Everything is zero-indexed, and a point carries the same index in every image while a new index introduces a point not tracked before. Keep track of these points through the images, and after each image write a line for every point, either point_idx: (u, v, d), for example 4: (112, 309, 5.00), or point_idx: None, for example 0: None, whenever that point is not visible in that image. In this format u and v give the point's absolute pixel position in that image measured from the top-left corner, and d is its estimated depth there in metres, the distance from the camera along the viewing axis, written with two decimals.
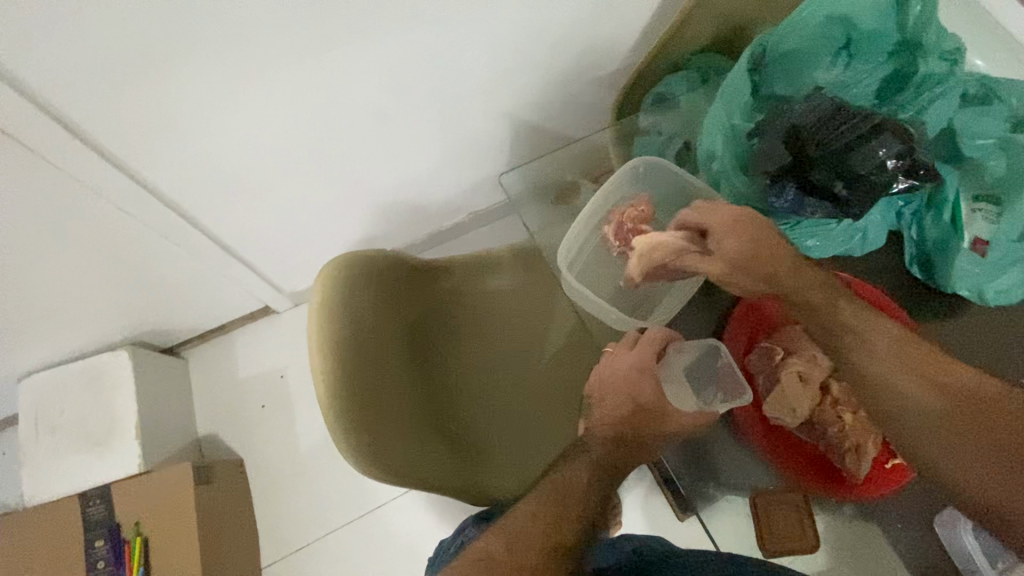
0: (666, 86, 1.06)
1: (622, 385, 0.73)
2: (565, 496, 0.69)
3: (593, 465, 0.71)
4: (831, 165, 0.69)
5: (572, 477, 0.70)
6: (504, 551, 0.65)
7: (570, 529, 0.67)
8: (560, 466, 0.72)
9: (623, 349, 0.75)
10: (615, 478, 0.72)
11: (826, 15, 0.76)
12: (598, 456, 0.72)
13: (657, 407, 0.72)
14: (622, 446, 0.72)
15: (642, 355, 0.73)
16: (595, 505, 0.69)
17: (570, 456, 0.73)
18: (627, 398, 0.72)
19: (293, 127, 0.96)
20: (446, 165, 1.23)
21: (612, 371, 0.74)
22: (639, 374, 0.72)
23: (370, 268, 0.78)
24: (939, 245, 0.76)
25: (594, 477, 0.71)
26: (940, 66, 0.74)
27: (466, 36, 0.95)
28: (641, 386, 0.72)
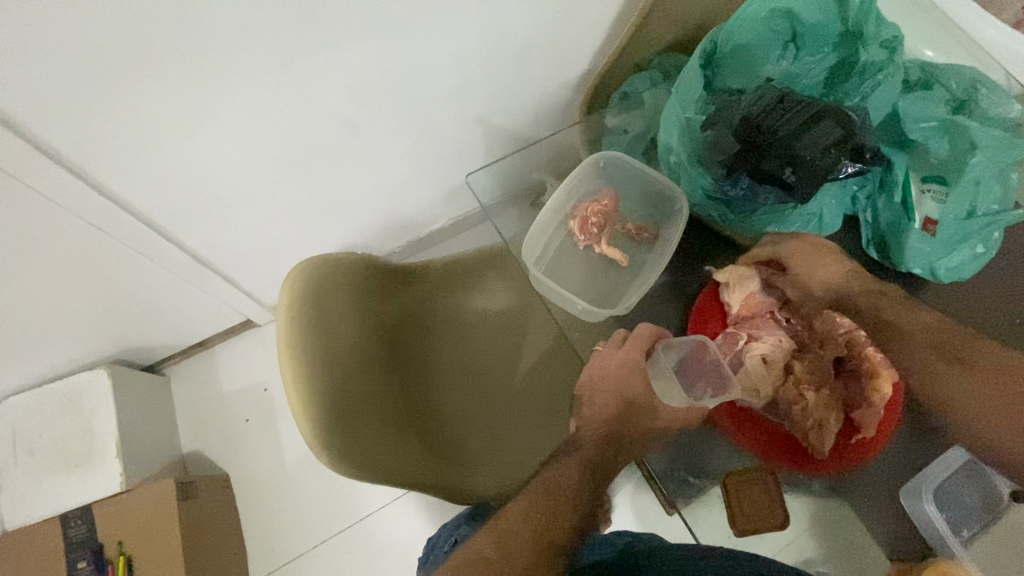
0: (630, 85, 1.10)
1: (613, 382, 0.74)
2: (558, 497, 0.70)
3: (584, 462, 0.73)
4: (778, 152, 0.71)
5: (563, 475, 0.72)
6: (497, 552, 0.66)
7: (564, 523, 0.69)
8: (554, 463, 0.74)
9: (612, 346, 0.76)
10: (604, 475, 0.73)
11: (768, 11, 0.79)
12: (590, 453, 0.73)
13: (645, 401, 0.73)
14: (613, 442, 0.73)
15: (631, 352, 0.74)
16: (587, 501, 0.71)
17: (562, 455, 0.75)
18: (618, 395, 0.74)
19: (263, 139, 0.97)
20: (421, 172, 1.24)
21: (603, 367, 0.75)
22: (628, 371, 0.74)
23: (340, 273, 0.78)
24: (892, 226, 0.80)
25: (585, 475, 0.72)
26: (882, 53, 0.76)
27: (431, 43, 0.96)
28: (630, 383, 0.73)
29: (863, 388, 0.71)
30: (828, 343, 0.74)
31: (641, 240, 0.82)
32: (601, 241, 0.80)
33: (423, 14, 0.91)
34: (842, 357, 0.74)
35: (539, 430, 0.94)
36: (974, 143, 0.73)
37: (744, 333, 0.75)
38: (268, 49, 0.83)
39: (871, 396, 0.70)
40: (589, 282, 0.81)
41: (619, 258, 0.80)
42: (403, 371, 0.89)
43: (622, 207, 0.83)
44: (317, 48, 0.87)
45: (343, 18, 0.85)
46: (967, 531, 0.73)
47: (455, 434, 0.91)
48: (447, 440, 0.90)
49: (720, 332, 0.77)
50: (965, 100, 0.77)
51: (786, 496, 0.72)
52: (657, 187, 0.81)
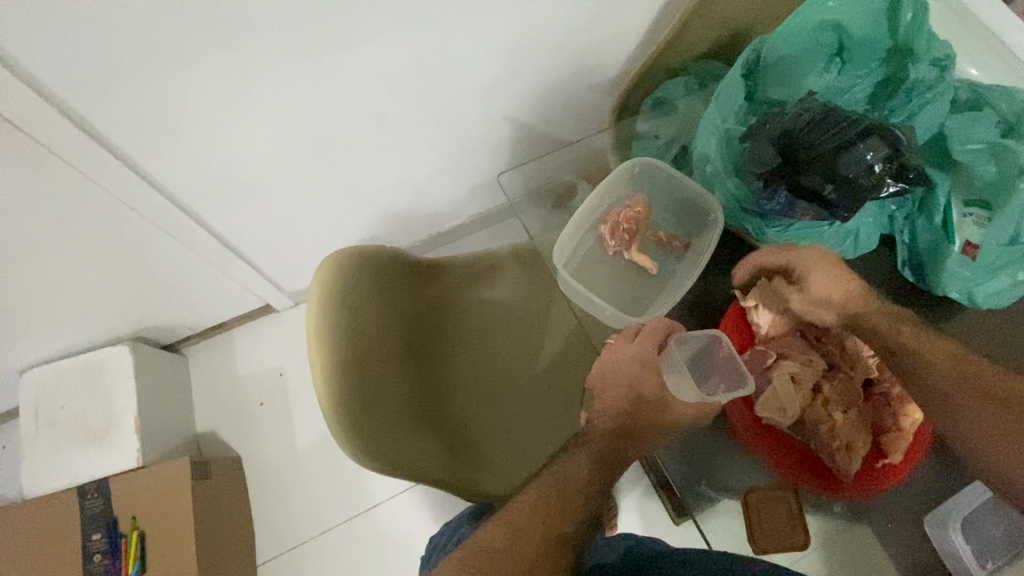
0: (665, 90, 1.08)
1: (625, 377, 0.75)
2: (566, 489, 0.71)
3: (593, 457, 0.74)
4: (819, 168, 0.71)
5: (573, 470, 0.72)
6: (504, 541, 0.66)
7: (570, 518, 0.69)
8: (563, 458, 0.74)
9: (625, 340, 0.75)
10: (614, 470, 0.74)
11: (817, 22, 0.77)
12: (598, 448, 0.74)
13: (656, 398, 0.74)
14: (623, 438, 0.75)
15: (643, 347, 0.74)
16: (595, 497, 0.72)
17: (573, 448, 0.76)
18: (629, 392, 0.75)
19: (294, 126, 0.97)
20: (446, 167, 1.25)
21: (615, 363, 0.76)
22: (640, 367, 0.74)
23: (368, 266, 0.78)
24: (931, 248, 0.77)
25: (594, 470, 0.73)
26: (932, 72, 0.75)
27: (466, 38, 0.96)
28: (642, 379, 0.74)
29: (893, 412, 0.71)
30: (857, 364, 0.75)
31: (672, 247, 0.81)
32: (631, 247, 0.79)
33: (461, 9, 0.91)
34: (868, 379, 0.75)
35: (555, 430, 0.94)
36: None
37: (773, 351, 0.75)
38: (306, 36, 0.84)
39: (898, 420, 0.71)
40: (618, 287, 0.80)
41: (648, 264, 0.79)
42: (424, 366, 0.89)
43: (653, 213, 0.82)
44: (355, 38, 0.87)
45: (383, 9, 0.85)
46: (993, 562, 0.72)
47: (472, 431, 0.91)
48: (465, 436, 0.90)
49: (748, 347, 0.77)
50: (1015, 122, 0.75)
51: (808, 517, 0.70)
52: (689, 194, 0.81)
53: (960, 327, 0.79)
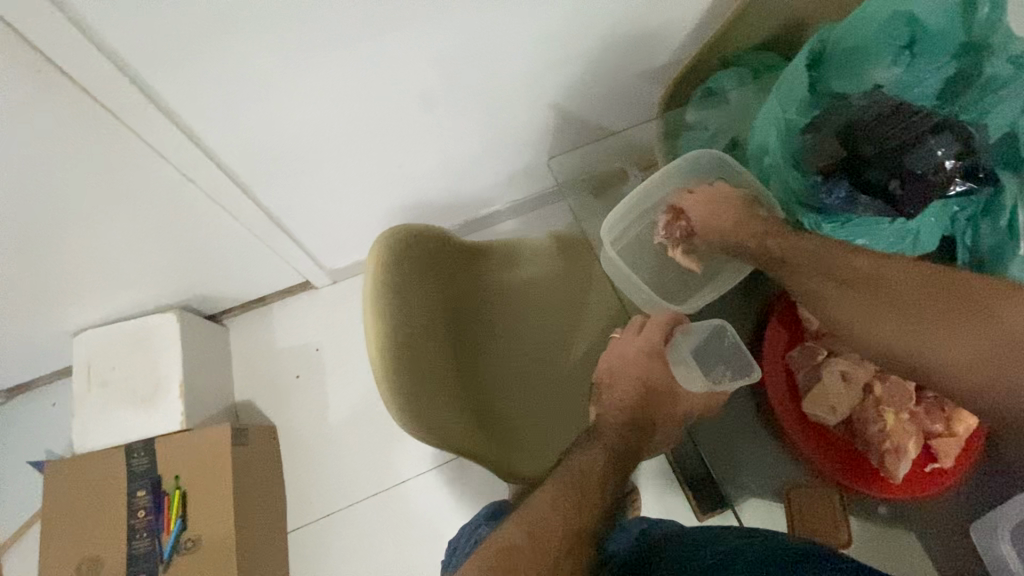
0: (716, 81, 1.07)
1: (634, 369, 0.77)
2: (584, 481, 0.69)
3: (607, 449, 0.73)
4: (886, 163, 0.72)
5: (589, 461, 0.71)
6: (527, 539, 0.64)
7: (590, 511, 0.68)
8: (578, 450, 0.73)
9: (632, 333, 0.79)
10: (629, 462, 0.74)
11: (888, 14, 0.75)
12: (614, 441, 0.73)
13: (665, 387, 0.77)
14: (635, 431, 0.75)
15: (649, 339, 0.77)
16: (612, 492, 0.70)
17: (585, 441, 0.74)
18: (637, 383, 0.77)
19: (345, 104, 0.99)
20: (490, 153, 1.25)
21: (621, 356, 0.79)
22: (648, 359, 0.77)
23: (418, 243, 0.80)
24: (994, 251, 0.74)
25: (610, 461, 0.72)
26: (1009, 68, 0.71)
27: (520, 22, 0.96)
28: (650, 370, 0.76)
29: (945, 417, 0.71)
30: None
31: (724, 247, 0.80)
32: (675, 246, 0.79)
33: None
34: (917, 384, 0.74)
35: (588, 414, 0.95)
36: None
37: (824, 349, 0.76)
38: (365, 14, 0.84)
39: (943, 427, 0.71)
40: (658, 276, 0.83)
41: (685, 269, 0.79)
42: (464, 345, 0.90)
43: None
44: (413, 17, 0.88)
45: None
46: None
47: (508, 411, 0.92)
48: (501, 416, 0.91)
49: (798, 345, 0.79)
50: None
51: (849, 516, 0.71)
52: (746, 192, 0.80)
53: None
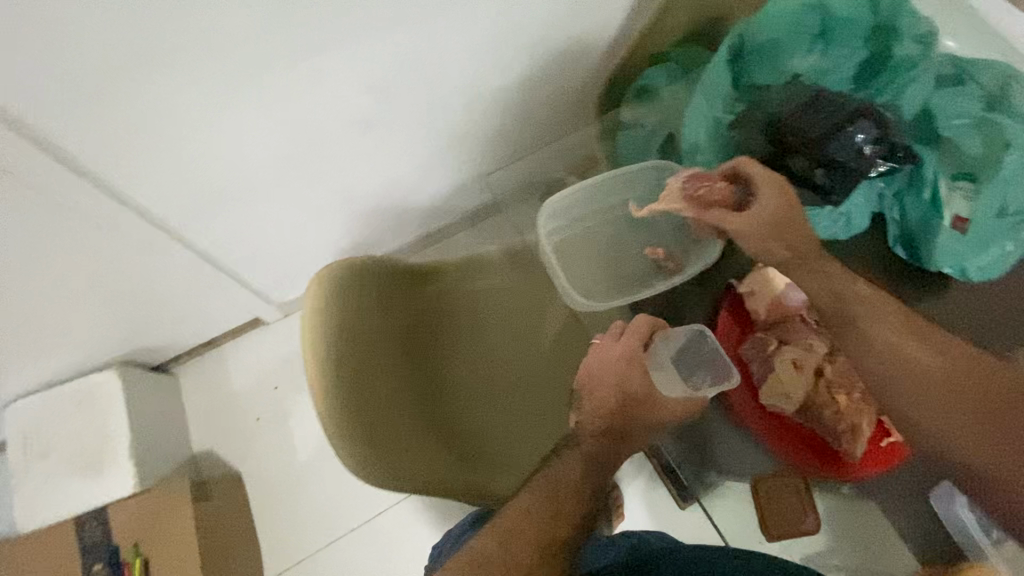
0: (648, 79, 1.08)
1: (611, 376, 0.77)
2: (560, 492, 0.70)
3: (585, 459, 0.74)
4: (809, 153, 0.72)
5: (566, 471, 0.72)
6: (500, 551, 0.64)
7: (567, 520, 0.69)
8: (555, 461, 0.73)
9: (611, 339, 0.79)
10: (604, 467, 0.75)
11: (798, 4, 0.74)
12: (591, 449, 0.75)
13: (643, 395, 0.77)
14: (613, 439, 0.76)
15: (629, 346, 0.77)
16: (589, 497, 0.72)
17: (564, 450, 0.75)
18: (616, 390, 0.77)
19: (275, 135, 0.94)
20: (435, 169, 1.22)
21: (601, 362, 0.78)
22: (627, 365, 0.77)
23: (360, 277, 0.76)
24: (923, 225, 0.78)
25: (585, 470, 0.73)
26: (916, 49, 0.74)
27: (448, 34, 0.94)
28: (629, 377, 0.76)
29: None
30: None
31: (662, 266, 0.81)
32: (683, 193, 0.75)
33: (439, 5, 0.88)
34: None
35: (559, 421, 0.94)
36: (1008, 141, 0.70)
37: (774, 339, 0.79)
38: (280, 40, 0.80)
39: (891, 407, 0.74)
40: (591, 280, 0.82)
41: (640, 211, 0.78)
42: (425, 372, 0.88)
43: (653, 224, 0.82)
44: (332, 39, 0.84)
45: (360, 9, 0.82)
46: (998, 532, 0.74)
47: (481, 431, 0.90)
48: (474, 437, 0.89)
49: (749, 337, 0.80)
50: (1001, 95, 0.74)
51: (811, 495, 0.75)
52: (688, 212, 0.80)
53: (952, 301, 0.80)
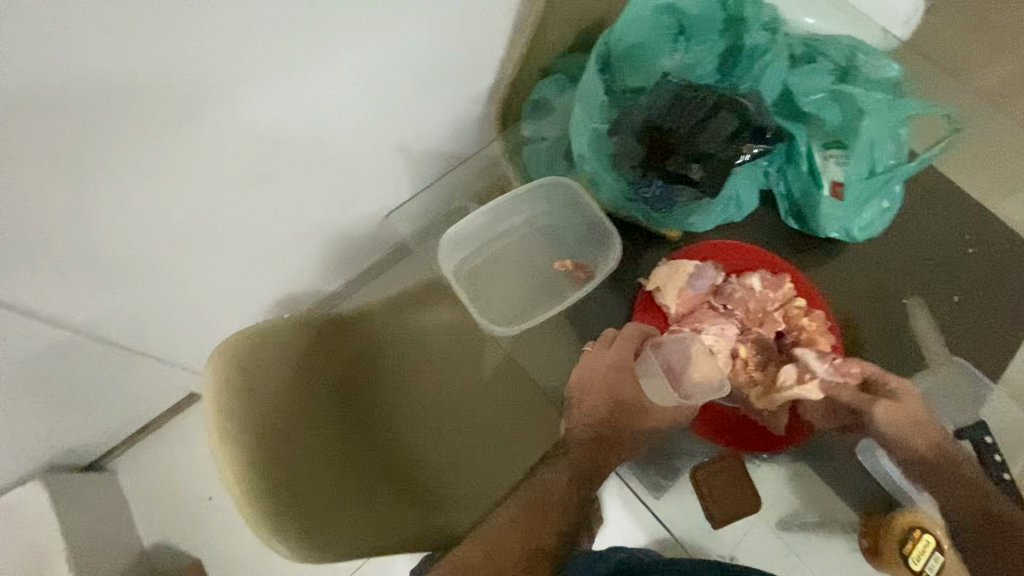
0: (540, 92, 1.11)
1: (602, 384, 0.73)
2: (545, 501, 0.69)
3: (572, 469, 0.71)
4: (683, 149, 0.73)
5: (552, 481, 0.70)
6: (482, 559, 0.64)
7: (553, 530, 0.68)
8: (542, 468, 0.72)
9: (601, 346, 0.76)
10: (594, 482, 0.71)
11: (652, 8, 0.79)
12: (577, 456, 0.72)
13: (634, 403, 0.73)
14: (600, 447, 0.72)
15: (620, 351, 0.74)
16: (574, 507, 0.70)
17: (551, 458, 0.73)
18: (608, 397, 0.73)
19: (171, 236, 0.83)
20: (351, 219, 1.13)
21: (592, 368, 0.74)
22: (617, 372, 0.74)
23: (269, 350, 0.71)
24: (805, 196, 0.82)
25: (573, 479, 0.71)
26: (764, 36, 0.79)
27: (346, 98, 0.85)
28: (620, 384, 0.73)
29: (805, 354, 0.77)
30: (766, 321, 0.79)
31: (575, 277, 0.83)
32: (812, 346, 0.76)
33: (333, 71, 0.79)
34: (778, 331, 0.80)
35: (527, 450, 0.90)
36: (861, 109, 0.77)
37: (690, 328, 0.78)
38: (158, 148, 0.69)
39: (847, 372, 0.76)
40: (508, 300, 0.84)
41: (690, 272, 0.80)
42: (365, 429, 0.83)
43: (560, 238, 0.85)
44: (219, 131, 0.73)
45: (247, 96, 0.72)
46: None
47: (439, 479, 0.87)
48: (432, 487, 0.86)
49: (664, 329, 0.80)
50: (848, 66, 0.80)
51: (752, 472, 0.76)
52: (589, 220, 0.83)
53: (850, 265, 0.84)
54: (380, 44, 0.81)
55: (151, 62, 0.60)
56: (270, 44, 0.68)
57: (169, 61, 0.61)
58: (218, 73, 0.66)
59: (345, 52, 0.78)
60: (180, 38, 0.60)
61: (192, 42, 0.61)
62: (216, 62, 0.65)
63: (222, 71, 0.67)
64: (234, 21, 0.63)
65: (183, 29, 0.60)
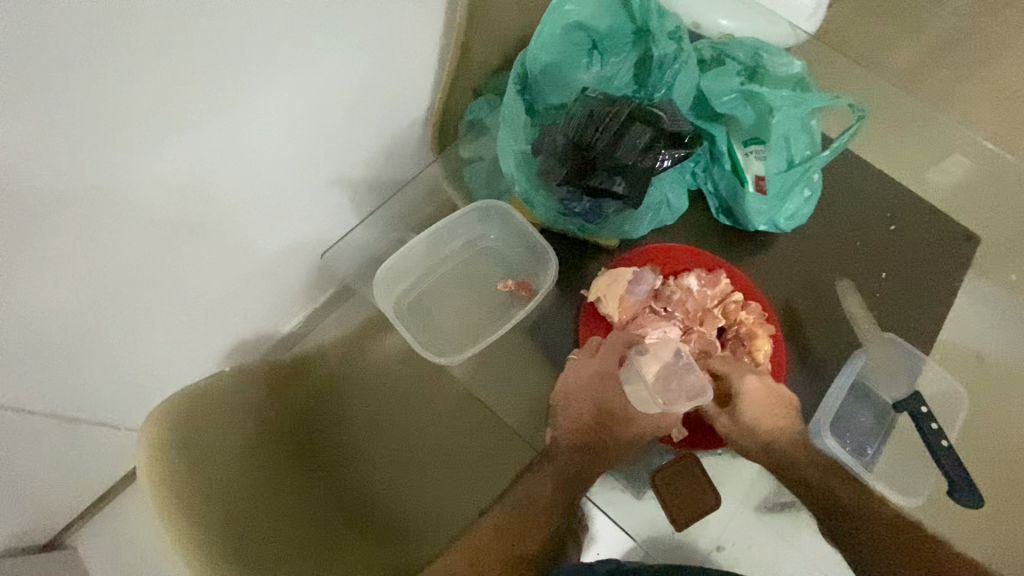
0: (472, 113, 1.04)
1: (587, 391, 0.80)
2: (530, 508, 0.77)
3: (556, 474, 0.80)
4: (603, 164, 0.76)
5: (538, 490, 0.79)
6: (466, 564, 0.70)
7: (535, 537, 0.76)
8: (528, 477, 0.81)
9: (588, 354, 0.82)
10: (577, 485, 0.79)
11: (563, 27, 0.84)
12: (563, 464, 0.80)
13: (619, 409, 0.78)
14: (587, 454, 0.80)
15: (604, 360, 0.79)
16: (558, 511, 0.79)
17: (539, 466, 0.81)
18: (592, 404, 0.80)
19: (97, 308, 0.75)
20: (297, 270, 1.06)
21: (577, 377, 0.82)
22: (601, 379, 0.79)
23: (203, 417, 0.66)
24: (730, 192, 0.88)
25: (557, 487, 0.79)
26: (672, 44, 0.82)
27: (275, 134, 0.81)
28: (605, 392, 0.79)
29: (748, 350, 0.82)
30: (705, 318, 0.83)
31: (517, 293, 0.92)
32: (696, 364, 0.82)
33: (255, 107, 0.75)
34: (721, 327, 0.84)
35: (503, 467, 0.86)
36: (770, 106, 0.82)
37: (638, 334, 0.80)
38: (65, 203, 0.63)
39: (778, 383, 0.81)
40: (458, 320, 0.93)
41: (627, 275, 0.84)
42: (326, 487, 0.78)
43: (500, 257, 0.94)
44: (136, 181, 0.69)
45: (161, 140, 0.68)
46: (871, 447, 0.83)
47: (411, 526, 0.80)
48: (411, 535, 0.79)
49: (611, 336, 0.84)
50: (755, 66, 0.86)
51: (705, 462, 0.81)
52: (525, 238, 0.92)
53: (780, 259, 0.92)
54: (302, 75, 0.78)
55: (45, 106, 0.56)
56: (181, 80, 0.65)
57: (67, 102, 0.57)
58: (125, 112, 0.62)
59: (264, 85, 0.74)
60: (72, 78, 0.56)
61: (91, 81, 0.58)
62: (122, 103, 0.61)
63: (129, 112, 0.62)
64: (135, 55, 0.59)
65: (78, 69, 0.56)
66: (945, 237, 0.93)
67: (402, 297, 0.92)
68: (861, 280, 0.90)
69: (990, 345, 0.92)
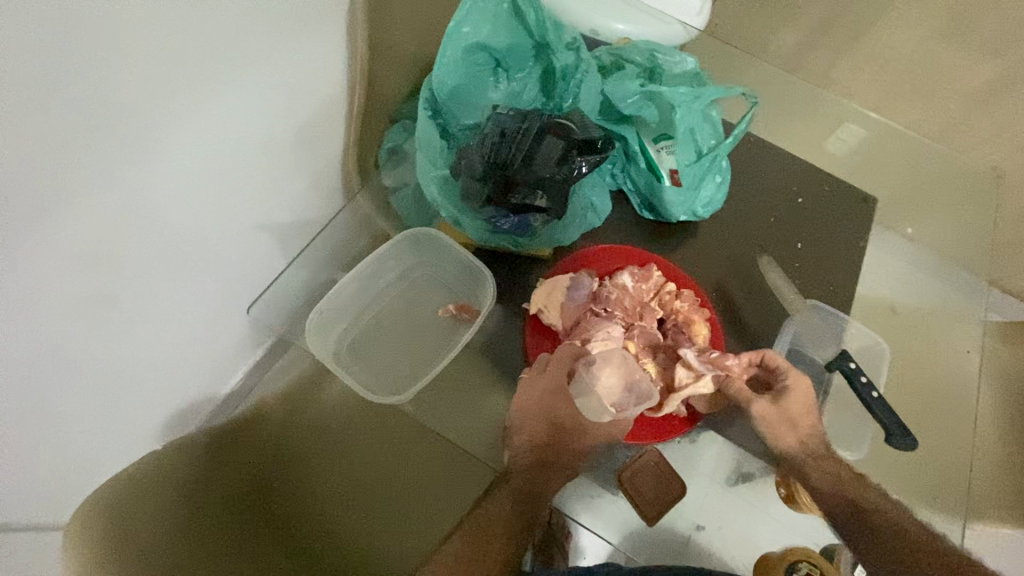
0: (391, 140, 1.03)
1: (540, 408, 0.81)
2: (490, 526, 0.75)
3: (513, 493, 0.79)
4: (524, 178, 0.77)
5: (497, 508, 0.77)
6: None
7: (496, 556, 0.73)
8: (488, 498, 0.79)
9: (536, 372, 0.82)
10: (534, 501, 0.79)
11: (464, 49, 0.84)
12: (520, 483, 0.80)
13: (570, 421, 0.81)
14: (544, 467, 0.81)
15: (550, 374, 0.80)
16: (518, 532, 0.76)
17: (495, 488, 0.80)
18: (545, 418, 0.81)
19: (17, 418, 0.68)
20: (227, 327, 1.00)
21: (529, 394, 0.81)
22: (552, 394, 0.80)
23: (138, 506, 0.59)
24: (649, 188, 0.92)
25: (514, 505, 0.78)
26: (572, 55, 0.86)
27: (183, 191, 0.77)
28: (555, 405, 0.81)
29: (686, 336, 0.84)
30: (644, 312, 0.86)
31: (461, 316, 0.91)
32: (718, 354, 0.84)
33: (154, 168, 0.72)
34: (659, 319, 0.87)
35: (461, 489, 0.86)
36: (671, 103, 0.85)
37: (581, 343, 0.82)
38: None
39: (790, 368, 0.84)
40: (403, 351, 0.91)
41: (564, 281, 0.85)
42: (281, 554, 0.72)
43: (438, 281, 0.94)
44: (40, 264, 0.63)
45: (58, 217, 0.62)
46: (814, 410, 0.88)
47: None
48: None
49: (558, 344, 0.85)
50: (651, 67, 0.90)
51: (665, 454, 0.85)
52: (463, 260, 0.92)
53: (705, 247, 0.96)
54: (202, 128, 0.75)
55: None
56: None
57: None
58: None
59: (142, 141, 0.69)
60: None
61: None
62: (7, 185, 0.57)
63: (19, 193, 0.58)
64: None
65: None
66: (847, 201, 1.00)
67: (342, 334, 0.90)
68: (779, 255, 0.96)
69: (898, 295, 1.01)
